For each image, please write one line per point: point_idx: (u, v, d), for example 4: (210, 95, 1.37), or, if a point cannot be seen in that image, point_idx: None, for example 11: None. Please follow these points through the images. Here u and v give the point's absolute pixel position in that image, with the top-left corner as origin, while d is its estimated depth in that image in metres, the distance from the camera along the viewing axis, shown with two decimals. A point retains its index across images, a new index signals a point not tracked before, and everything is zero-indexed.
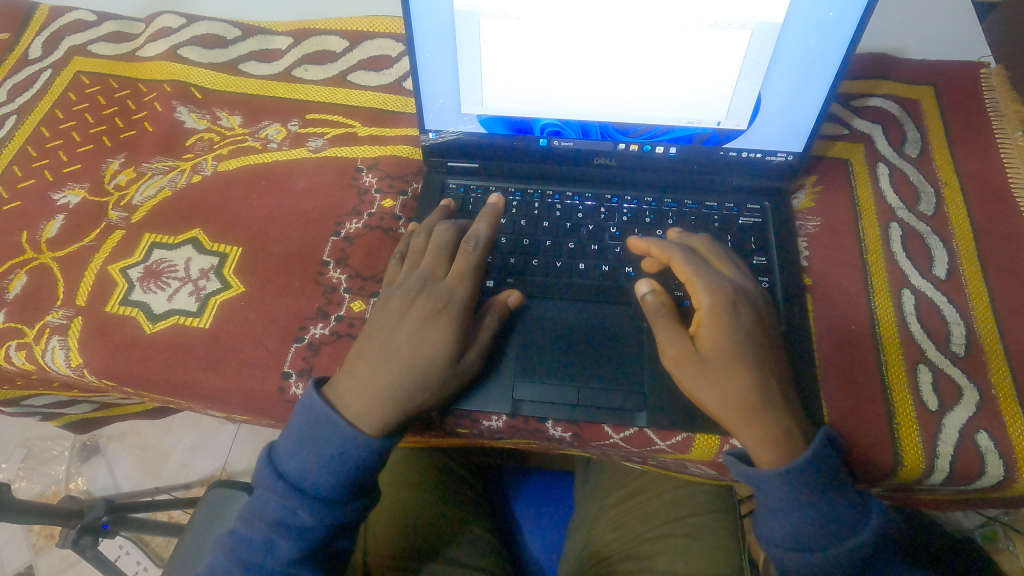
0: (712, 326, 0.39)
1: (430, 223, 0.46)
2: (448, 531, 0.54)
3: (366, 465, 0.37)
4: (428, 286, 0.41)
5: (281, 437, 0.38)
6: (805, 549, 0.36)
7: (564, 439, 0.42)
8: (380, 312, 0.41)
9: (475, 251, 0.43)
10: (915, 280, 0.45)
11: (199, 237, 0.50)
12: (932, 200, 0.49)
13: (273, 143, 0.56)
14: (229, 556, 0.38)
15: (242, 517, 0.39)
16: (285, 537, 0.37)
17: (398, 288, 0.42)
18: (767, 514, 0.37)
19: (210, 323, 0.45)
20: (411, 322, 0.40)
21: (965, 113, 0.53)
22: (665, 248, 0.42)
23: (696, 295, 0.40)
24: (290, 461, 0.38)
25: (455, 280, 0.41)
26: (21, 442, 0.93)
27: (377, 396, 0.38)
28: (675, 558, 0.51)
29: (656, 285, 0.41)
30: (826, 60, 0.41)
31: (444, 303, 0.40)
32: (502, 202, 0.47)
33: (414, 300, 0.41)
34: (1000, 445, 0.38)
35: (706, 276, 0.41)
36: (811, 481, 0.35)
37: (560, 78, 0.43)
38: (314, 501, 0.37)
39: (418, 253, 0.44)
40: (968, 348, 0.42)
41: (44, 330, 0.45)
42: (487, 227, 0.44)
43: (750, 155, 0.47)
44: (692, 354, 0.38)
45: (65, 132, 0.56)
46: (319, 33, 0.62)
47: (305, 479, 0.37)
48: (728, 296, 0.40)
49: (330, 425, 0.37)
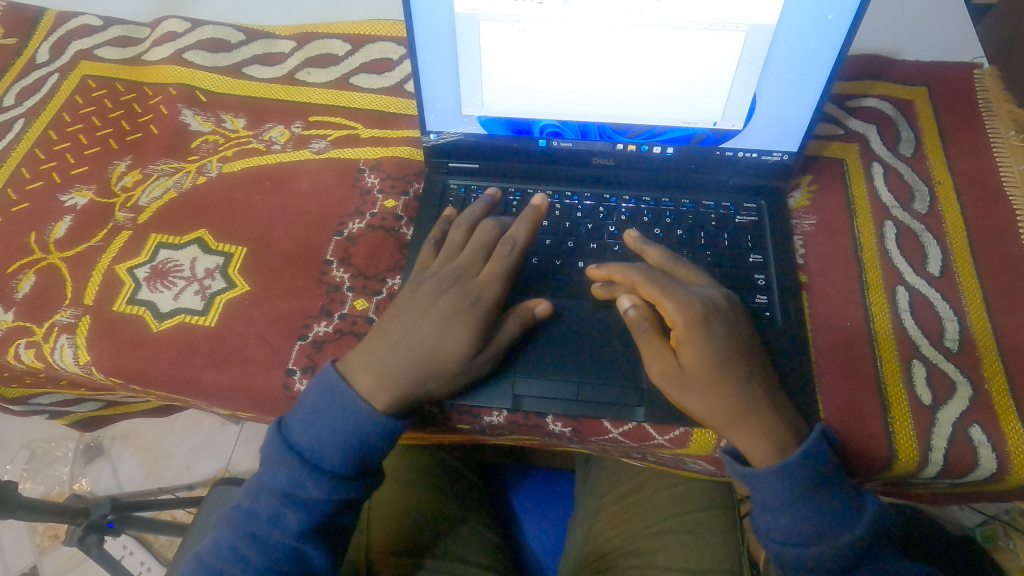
0: (692, 342, 0.39)
1: (472, 216, 0.47)
2: (449, 524, 0.55)
3: (376, 442, 0.39)
4: (459, 282, 0.42)
5: (294, 411, 0.39)
6: (799, 535, 0.37)
7: (564, 434, 0.43)
8: (410, 296, 0.42)
9: (510, 255, 0.43)
10: (909, 277, 0.46)
11: (205, 237, 0.50)
12: (926, 199, 0.50)
13: (276, 145, 0.56)
14: (235, 528, 0.39)
15: (248, 490, 0.40)
16: (293, 509, 0.38)
17: (431, 277, 0.43)
18: (763, 508, 0.38)
19: (215, 322, 0.46)
20: (437, 312, 0.41)
21: (958, 113, 0.54)
22: (624, 272, 0.42)
23: (666, 312, 0.40)
24: (302, 433, 0.39)
25: (485, 281, 0.42)
26: (26, 444, 0.94)
27: (392, 375, 0.39)
28: (676, 552, 0.52)
29: (637, 300, 0.41)
30: (820, 62, 0.42)
31: (472, 301, 0.41)
32: (543, 204, 0.46)
33: (442, 293, 0.42)
34: (993, 439, 0.38)
35: (672, 294, 0.40)
36: (803, 470, 0.36)
37: (559, 80, 0.44)
38: (324, 474, 0.38)
39: (456, 247, 0.45)
40: (961, 344, 0.42)
41: (52, 329, 0.45)
42: (527, 231, 0.44)
43: (746, 155, 0.48)
44: (675, 368, 0.39)
45: (72, 135, 0.57)
46: (321, 37, 0.63)
47: (316, 452, 0.38)
48: (696, 313, 0.39)
49: (347, 400, 0.38)
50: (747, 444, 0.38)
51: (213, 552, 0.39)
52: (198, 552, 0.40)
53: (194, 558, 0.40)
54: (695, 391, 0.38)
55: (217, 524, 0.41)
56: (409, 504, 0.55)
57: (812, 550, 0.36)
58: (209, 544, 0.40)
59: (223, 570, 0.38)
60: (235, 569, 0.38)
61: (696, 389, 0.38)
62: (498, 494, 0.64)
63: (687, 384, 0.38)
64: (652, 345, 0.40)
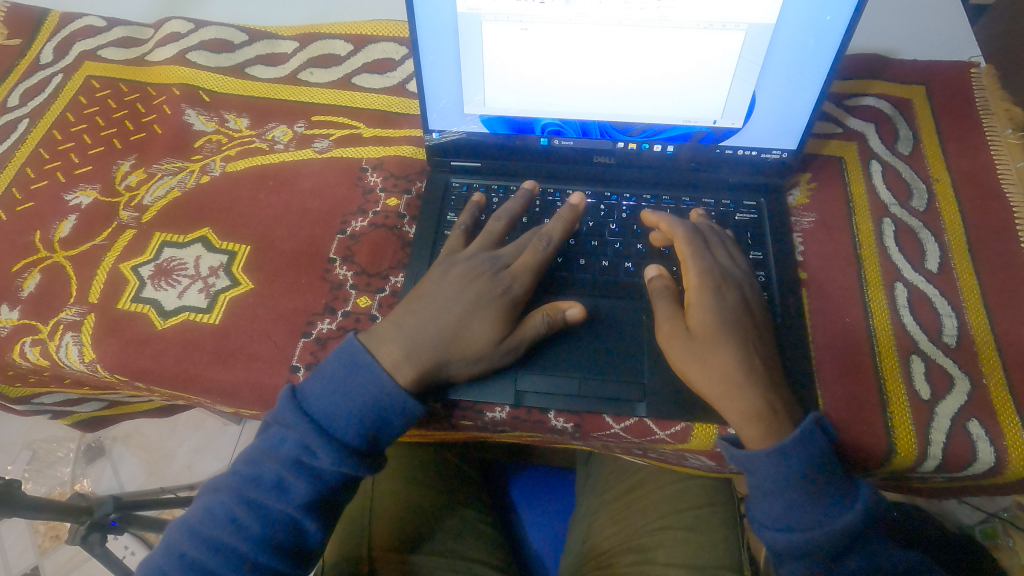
0: (701, 303, 0.41)
1: (510, 211, 0.47)
2: (447, 520, 0.55)
3: (389, 419, 0.39)
4: (493, 271, 0.43)
5: (313, 379, 0.40)
6: (790, 517, 0.37)
7: (565, 430, 0.43)
8: (442, 277, 0.43)
9: (544, 251, 0.44)
10: (907, 274, 0.46)
11: (209, 236, 0.51)
12: (923, 197, 0.50)
13: (280, 144, 0.57)
14: (234, 493, 0.39)
15: (252, 455, 0.40)
16: (299, 477, 0.38)
17: (465, 260, 0.44)
18: (758, 489, 0.38)
19: (219, 319, 0.46)
20: (468, 297, 0.41)
21: (956, 112, 0.55)
22: (670, 224, 0.45)
23: (687, 272, 0.43)
24: (320, 402, 0.39)
25: (519, 272, 0.43)
26: (27, 444, 0.94)
27: (419, 352, 0.40)
28: (675, 549, 0.52)
29: (664, 272, 0.44)
30: (818, 62, 0.42)
31: (503, 290, 0.42)
32: (581, 202, 0.47)
33: (475, 279, 0.42)
34: (991, 433, 0.39)
35: (699, 257, 0.43)
36: (801, 451, 0.36)
37: (560, 79, 0.44)
38: (335, 444, 0.38)
39: (492, 238, 0.46)
40: (959, 340, 0.43)
41: (57, 326, 0.46)
42: (562, 230, 0.45)
43: (746, 153, 0.48)
44: (680, 332, 0.40)
45: (76, 135, 0.57)
46: (324, 38, 0.64)
47: (330, 421, 0.38)
48: (713, 277, 0.42)
49: (369, 372, 0.39)
50: (740, 417, 0.38)
51: (207, 518, 0.39)
52: (189, 516, 0.40)
53: (184, 523, 0.40)
54: (694, 353, 0.40)
55: (211, 489, 0.40)
56: (409, 502, 0.56)
57: (802, 535, 0.36)
58: (203, 509, 0.40)
59: (219, 534, 0.38)
60: (231, 535, 0.38)
61: (698, 352, 0.39)
62: (498, 492, 0.64)
63: (687, 345, 0.40)
64: (665, 310, 0.42)
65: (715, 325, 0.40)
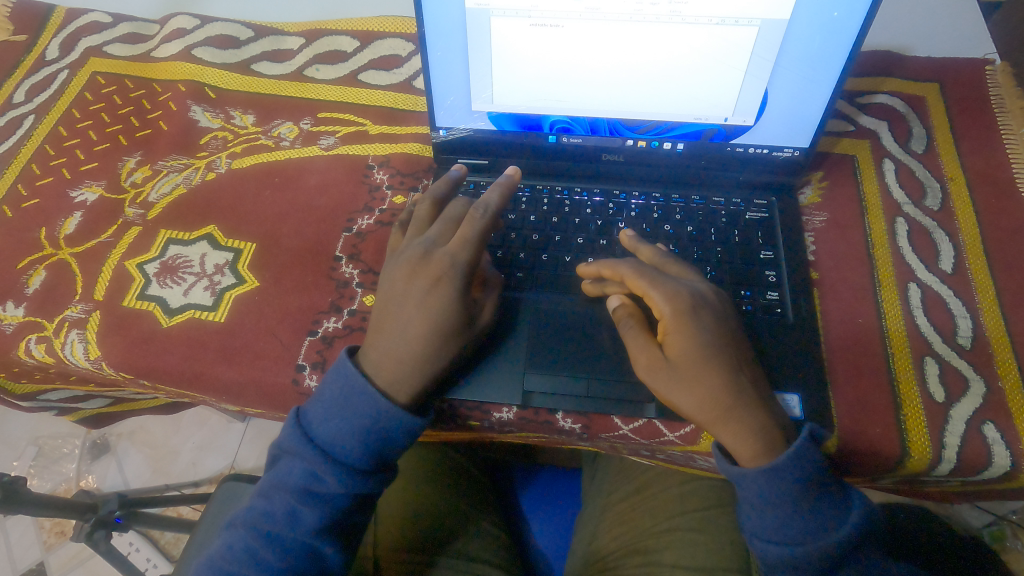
0: (690, 319, 0.39)
1: (438, 191, 0.46)
2: (456, 525, 0.55)
3: (392, 435, 0.38)
4: (429, 254, 0.41)
5: (312, 403, 0.39)
6: (785, 534, 0.36)
7: (574, 431, 0.43)
8: (388, 280, 0.42)
9: (481, 220, 0.42)
10: (921, 274, 0.46)
11: (214, 233, 0.51)
12: (937, 196, 0.50)
13: (285, 141, 0.56)
14: (251, 527, 0.39)
15: (263, 489, 0.40)
16: (309, 505, 0.38)
17: (402, 255, 0.43)
18: (748, 506, 0.37)
19: (225, 317, 0.46)
20: (416, 290, 0.40)
21: (970, 110, 0.54)
22: (614, 266, 0.41)
23: (654, 303, 0.39)
24: (322, 426, 0.38)
25: (457, 247, 0.41)
26: (32, 440, 0.94)
27: (405, 360, 0.39)
28: (686, 549, 0.51)
29: (623, 299, 0.41)
30: (831, 58, 0.41)
31: (445, 271, 0.40)
32: (520, 175, 0.46)
33: (416, 270, 0.41)
34: (1007, 437, 0.38)
35: (660, 286, 0.40)
36: (789, 471, 0.35)
37: (568, 75, 0.44)
38: (342, 468, 0.38)
39: (423, 222, 0.45)
40: (974, 342, 0.42)
41: (62, 323, 0.46)
42: (497, 198, 0.44)
43: (757, 150, 0.48)
44: (666, 351, 0.38)
45: (82, 131, 0.57)
46: (330, 34, 0.63)
47: (333, 446, 0.38)
48: (685, 302, 0.39)
49: (363, 394, 0.38)
50: (733, 434, 0.37)
51: (227, 553, 0.39)
52: (212, 552, 0.40)
53: (206, 561, 0.40)
54: (684, 374, 0.37)
55: (230, 524, 0.41)
56: (418, 504, 0.55)
57: (804, 549, 0.36)
58: (222, 545, 0.40)
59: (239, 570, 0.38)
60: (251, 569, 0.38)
61: (683, 372, 0.37)
62: (508, 496, 0.63)
63: (673, 368, 0.38)
64: (637, 342, 0.39)
65: (702, 342, 0.38)
